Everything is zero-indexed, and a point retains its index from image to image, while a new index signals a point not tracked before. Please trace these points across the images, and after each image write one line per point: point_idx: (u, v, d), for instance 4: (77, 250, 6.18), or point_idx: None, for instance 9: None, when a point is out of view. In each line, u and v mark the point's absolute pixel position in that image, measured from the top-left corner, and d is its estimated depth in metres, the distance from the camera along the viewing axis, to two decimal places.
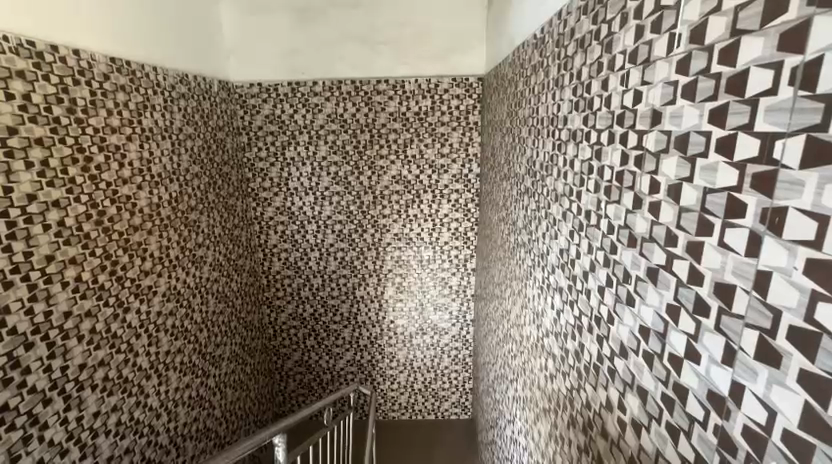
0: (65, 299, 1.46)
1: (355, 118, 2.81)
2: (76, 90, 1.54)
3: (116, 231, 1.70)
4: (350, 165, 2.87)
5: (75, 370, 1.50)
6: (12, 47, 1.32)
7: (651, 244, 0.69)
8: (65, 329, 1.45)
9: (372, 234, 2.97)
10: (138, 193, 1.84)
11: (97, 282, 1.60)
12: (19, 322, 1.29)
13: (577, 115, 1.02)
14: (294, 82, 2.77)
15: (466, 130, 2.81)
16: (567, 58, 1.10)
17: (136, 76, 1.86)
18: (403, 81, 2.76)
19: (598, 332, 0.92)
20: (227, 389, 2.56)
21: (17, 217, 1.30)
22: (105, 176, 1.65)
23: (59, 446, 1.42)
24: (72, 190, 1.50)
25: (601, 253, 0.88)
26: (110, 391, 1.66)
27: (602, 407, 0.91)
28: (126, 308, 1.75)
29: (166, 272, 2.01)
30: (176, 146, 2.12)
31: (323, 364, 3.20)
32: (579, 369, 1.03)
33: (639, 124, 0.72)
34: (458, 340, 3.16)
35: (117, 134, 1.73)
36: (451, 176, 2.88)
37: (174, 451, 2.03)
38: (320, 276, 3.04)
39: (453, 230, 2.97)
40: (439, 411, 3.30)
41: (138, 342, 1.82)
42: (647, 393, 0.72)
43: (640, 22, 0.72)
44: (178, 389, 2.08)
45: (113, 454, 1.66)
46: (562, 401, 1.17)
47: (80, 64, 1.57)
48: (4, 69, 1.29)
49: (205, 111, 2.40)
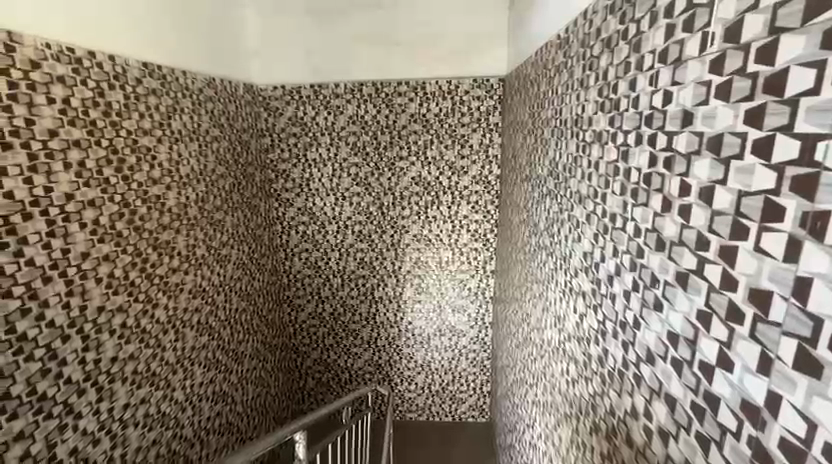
0: (98, 294, 1.52)
1: (376, 119, 2.83)
2: (111, 94, 1.60)
3: (146, 230, 1.76)
4: (370, 166, 2.89)
5: (108, 364, 1.56)
6: (53, 54, 1.40)
7: (680, 247, 0.67)
8: (98, 323, 1.52)
9: (391, 235, 2.99)
10: (167, 193, 1.89)
11: (128, 279, 1.66)
12: (56, 315, 1.36)
13: (603, 115, 1.00)
14: (316, 84, 2.81)
15: (487, 131, 2.80)
16: (593, 58, 1.08)
17: (166, 80, 1.93)
18: (423, 83, 2.76)
19: (623, 337, 0.90)
20: (249, 386, 2.61)
21: (56, 216, 1.37)
22: (137, 176, 1.72)
23: (91, 435, 1.49)
24: (106, 190, 1.56)
25: (628, 256, 0.87)
26: (139, 384, 1.72)
27: (627, 414, 0.89)
28: (155, 304, 1.81)
29: (192, 270, 2.06)
30: (203, 148, 2.18)
31: (342, 363, 3.22)
32: (603, 374, 1.01)
33: (669, 125, 0.70)
34: (476, 342, 3.14)
35: (148, 135, 1.79)
36: (471, 178, 2.87)
37: (199, 444, 2.09)
38: (339, 276, 3.07)
39: (473, 232, 2.96)
40: (456, 413, 3.27)
41: (165, 337, 1.88)
42: (676, 401, 0.70)
43: (671, 21, 0.70)
44: (203, 385, 2.14)
45: (141, 445, 1.72)
46: (585, 407, 1.15)
47: (115, 69, 1.64)
48: (46, 75, 1.37)
49: (231, 113, 2.47)
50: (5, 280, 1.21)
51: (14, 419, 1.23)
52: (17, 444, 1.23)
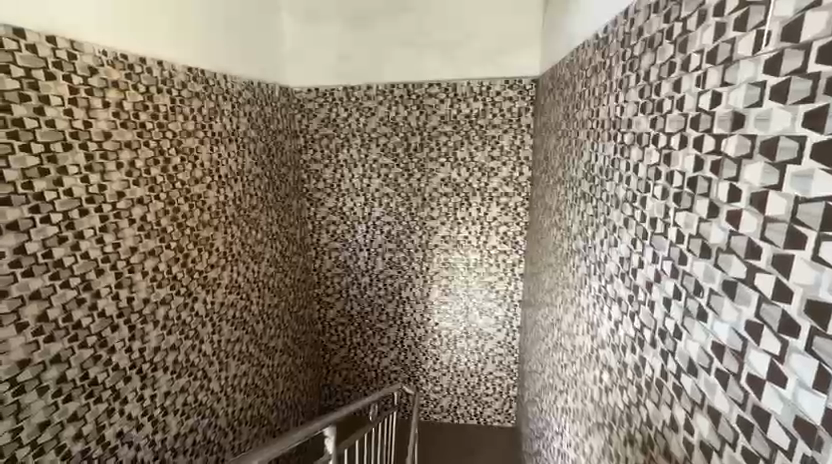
0: (144, 287, 1.62)
1: (406, 121, 2.86)
2: (159, 97, 1.69)
3: (188, 227, 1.85)
4: (400, 167, 2.91)
5: (151, 353, 1.65)
6: (109, 60, 1.49)
7: (728, 255, 0.65)
8: (143, 314, 1.61)
9: (420, 236, 3.00)
10: (207, 192, 1.98)
11: (171, 273, 1.75)
12: (107, 306, 1.45)
13: (644, 117, 0.97)
14: (349, 86, 2.87)
15: (518, 132, 2.78)
16: (634, 58, 1.05)
17: (209, 84, 2.02)
18: (454, 84, 2.77)
19: (662, 346, 0.87)
20: (279, 379, 2.68)
21: (108, 212, 1.46)
22: (181, 176, 1.81)
23: (136, 420, 1.58)
24: (153, 189, 1.66)
25: (669, 262, 0.84)
26: (178, 373, 1.80)
27: (665, 426, 0.86)
28: (194, 297, 1.90)
29: (229, 266, 2.15)
30: (241, 149, 2.26)
31: (368, 362, 3.26)
32: (639, 384, 0.98)
33: (717, 127, 0.68)
34: (503, 346, 3.11)
35: (191, 137, 1.88)
36: (501, 179, 2.85)
37: (232, 433, 2.17)
38: (367, 275, 3.11)
39: (502, 234, 2.93)
40: (481, 417, 3.24)
41: (203, 330, 1.96)
42: (720, 415, 0.67)
43: (721, 20, 0.68)
44: (236, 377, 2.22)
45: (180, 431, 1.81)
46: (618, 416, 1.12)
47: (163, 73, 1.73)
48: (103, 80, 1.46)
49: (267, 115, 2.55)
50: (63, 271, 1.30)
51: (69, 401, 1.32)
52: (71, 425, 1.32)
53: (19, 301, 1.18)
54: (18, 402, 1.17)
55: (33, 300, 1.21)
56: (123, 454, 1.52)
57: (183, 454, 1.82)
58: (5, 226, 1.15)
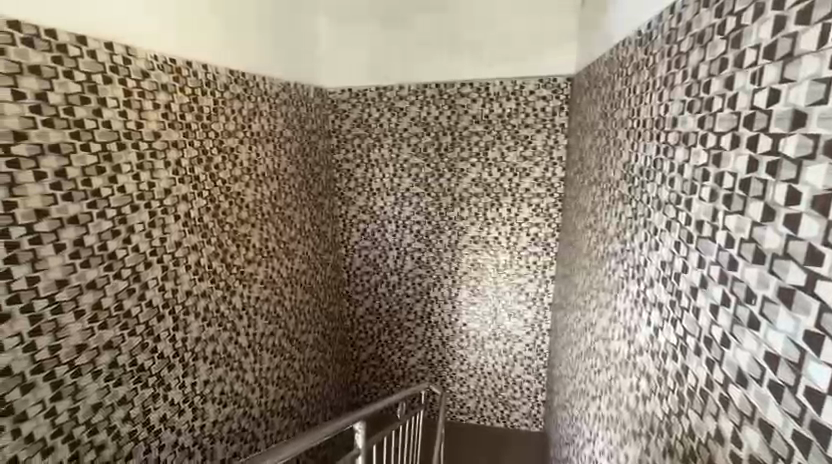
0: (187, 280, 1.70)
1: (438, 121, 2.86)
2: (203, 99, 1.78)
3: (227, 223, 1.93)
4: (431, 167, 2.92)
5: (192, 342, 1.73)
6: (159, 64, 1.58)
7: (785, 260, 0.61)
8: (186, 305, 1.69)
9: (449, 236, 2.99)
10: (246, 190, 2.06)
11: (211, 267, 1.83)
12: (154, 296, 1.54)
13: (691, 116, 0.94)
14: (382, 86, 2.90)
15: (552, 132, 2.74)
16: (681, 55, 1.01)
17: (249, 86, 2.09)
18: (487, 83, 2.75)
19: (707, 354, 0.84)
20: (309, 373, 2.74)
21: (156, 208, 1.54)
22: (222, 174, 1.89)
23: (178, 406, 1.66)
24: (196, 186, 1.74)
25: (717, 267, 0.80)
26: (216, 363, 1.88)
27: (710, 439, 0.82)
28: (232, 291, 1.98)
29: (264, 261, 2.22)
30: (277, 149, 2.33)
31: (395, 360, 3.28)
32: (682, 394, 0.95)
33: (774, 127, 0.65)
34: (532, 349, 3.06)
35: (232, 137, 1.96)
36: (533, 180, 2.81)
37: (264, 424, 2.24)
38: (396, 274, 3.13)
39: (533, 235, 2.89)
40: (508, 420, 3.20)
41: (240, 323, 2.04)
42: (773, 429, 0.64)
43: (782, 13, 0.64)
44: (269, 369, 2.28)
45: (217, 419, 1.89)
46: (657, 426, 1.08)
47: (207, 76, 1.81)
48: (153, 83, 1.54)
49: (302, 116, 2.62)
50: (116, 263, 1.39)
51: (119, 384, 1.40)
52: (120, 407, 1.41)
53: (78, 290, 1.26)
54: (75, 384, 1.26)
55: (89, 289, 1.30)
56: (165, 438, 1.60)
57: (220, 441, 1.90)
58: (66, 220, 1.24)
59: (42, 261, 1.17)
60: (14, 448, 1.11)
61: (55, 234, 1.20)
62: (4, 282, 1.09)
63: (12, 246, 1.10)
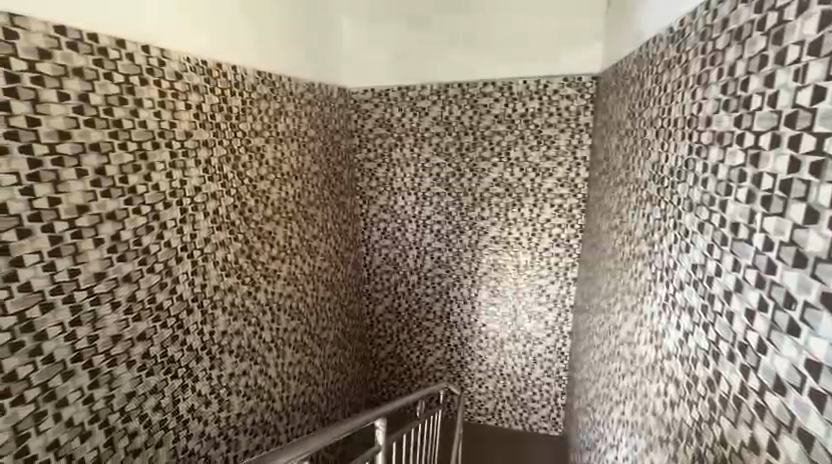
0: (215, 275, 1.75)
1: (460, 120, 2.85)
2: (232, 99, 1.82)
3: (253, 221, 1.97)
4: (452, 167, 2.92)
5: (219, 336, 1.78)
6: (192, 66, 1.63)
7: (828, 265, 0.59)
8: (213, 300, 1.74)
9: (470, 236, 2.99)
10: (271, 188, 2.10)
11: (238, 263, 1.88)
12: (184, 290, 1.59)
13: (727, 115, 0.91)
14: (404, 86, 2.91)
15: (576, 132, 2.70)
16: (716, 52, 0.98)
17: (275, 86, 2.14)
18: (510, 83, 2.74)
19: (742, 360, 0.81)
20: (329, 370, 2.78)
21: (187, 205, 1.60)
22: (249, 173, 1.93)
23: (205, 397, 1.71)
24: (224, 184, 1.79)
25: (753, 271, 0.78)
26: (242, 357, 1.93)
27: (743, 447, 0.80)
28: (257, 286, 2.02)
29: (288, 258, 2.26)
30: (301, 148, 2.37)
31: (414, 358, 3.29)
32: (713, 400, 0.92)
33: (818, 126, 0.62)
34: (553, 352, 3.02)
35: (258, 136, 2.01)
36: (556, 180, 2.78)
37: (286, 418, 2.29)
38: (416, 273, 3.14)
39: (555, 236, 2.85)
40: (527, 423, 3.17)
41: (264, 318, 2.08)
42: (814, 439, 0.61)
43: (828, 8, 0.62)
44: (291, 364, 2.33)
45: (241, 411, 1.94)
46: (686, 432, 1.05)
47: (236, 77, 1.86)
48: (186, 84, 1.59)
49: (325, 115, 2.65)
50: (149, 258, 1.44)
51: (151, 375, 1.46)
52: (152, 396, 1.47)
53: (114, 283, 1.32)
54: (110, 373, 1.32)
55: (125, 282, 1.36)
56: (193, 427, 1.65)
57: (244, 433, 1.95)
58: (105, 216, 1.29)
59: (82, 255, 1.23)
60: (55, 432, 1.17)
61: (95, 229, 1.26)
62: (48, 274, 1.15)
63: (56, 240, 1.16)
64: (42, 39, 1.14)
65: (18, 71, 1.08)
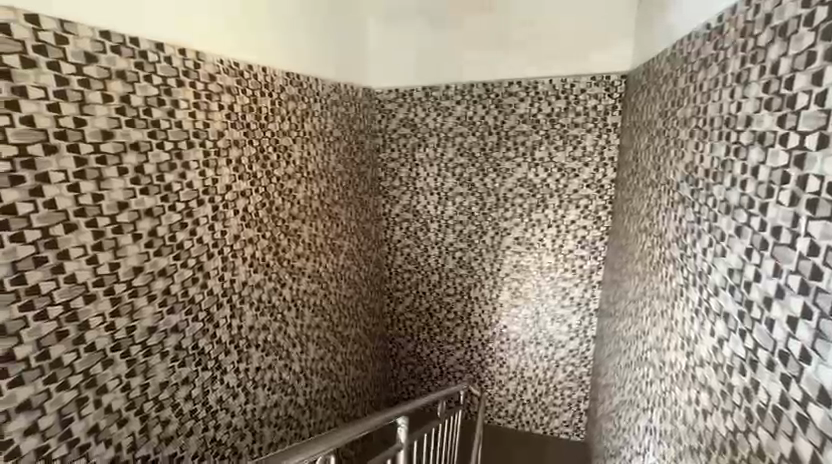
0: (244, 271, 1.80)
1: (484, 120, 2.84)
2: (262, 100, 1.87)
3: (280, 218, 2.02)
4: (476, 167, 2.90)
5: (246, 331, 1.83)
6: (224, 68, 1.68)
7: None
8: (242, 295, 1.80)
9: (492, 236, 2.97)
10: (297, 187, 2.14)
11: (265, 260, 1.93)
12: (214, 285, 1.64)
13: (769, 114, 0.88)
14: (428, 86, 2.91)
15: (603, 132, 2.65)
16: (757, 49, 0.95)
17: (303, 87, 2.18)
18: (536, 82, 2.71)
19: (783, 370, 0.78)
20: (350, 367, 2.81)
21: (218, 203, 1.65)
22: (277, 172, 1.98)
23: (232, 389, 1.77)
24: (253, 183, 1.83)
25: (797, 277, 0.75)
26: (267, 351, 1.98)
27: (783, 459, 0.77)
28: (283, 283, 2.07)
29: (312, 256, 2.30)
30: (327, 148, 2.41)
31: (434, 358, 3.29)
32: (751, 411, 0.89)
33: None
34: (576, 355, 2.97)
35: (286, 136, 2.05)
36: (581, 181, 2.73)
37: (308, 412, 2.33)
38: (437, 272, 3.14)
39: (579, 238, 2.80)
40: (548, 427, 3.12)
41: (289, 314, 2.13)
42: None
43: None
44: (315, 360, 2.37)
45: (266, 404, 1.98)
46: (720, 442, 1.02)
47: (266, 78, 1.91)
48: (219, 85, 1.64)
49: (350, 115, 2.68)
50: (183, 253, 1.50)
51: (183, 366, 1.51)
52: (184, 386, 1.52)
53: (150, 276, 1.38)
54: (146, 362, 1.37)
55: (160, 276, 1.41)
56: (221, 418, 1.71)
57: (268, 425, 2.00)
58: (142, 212, 1.35)
59: (122, 249, 1.29)
60: (96, 417, 1.23)
61: (134, 224, 1.32)
62: (91, 267, 1.20)
63: (98, 234, 1.22)
64: (89, 44, 1.20)
65: (67, 74, 1.14)
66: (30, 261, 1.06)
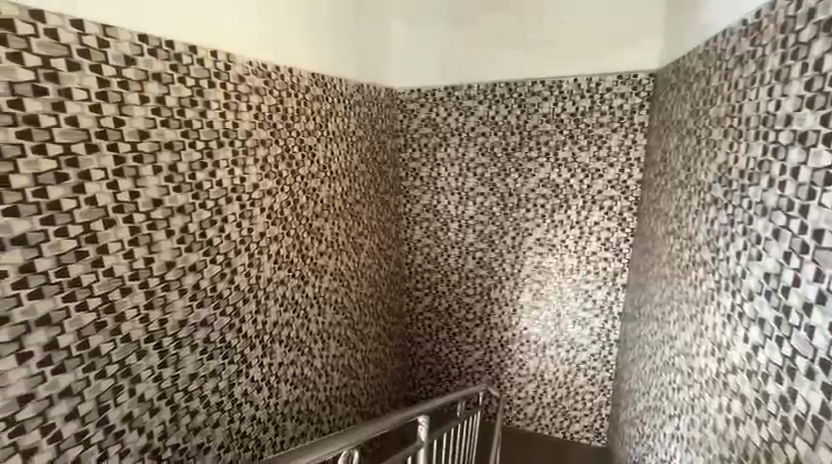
0: (269, 268, 1.84)
1: (506, 120, 2.82)
2: (288, 101, 1.91)
3: (304, 217, 2.05)
4: (497, 167, 2.88)
5: (271, 326, 1.87)
6: (253, 69, 1.72)
7: None
8: (267, 291, 1.84)
9: (513, 237, 2.94)
10: (321, 186, 2.17)
11: (289, 257, 1.97)
12: (241, 281, 1.69)
13: (811, 113, 0.85)
14: (451, 86, 2.91)
15: (630, 132, 2.60)
16: (799, 45, 0.92)
17: (327, 87, 2.21)
18: (560, 81, 2.67)
19: (825, 379, 0.75)
20: (369, 365, 2.83)
21: (246, 201, 1.69)
22: (301, 171, 2.02)
23: (257, 383, 1.81)
24: (279, 181, 1.87)
25: None
26: (290, 347, 2.02)
27: None
28: (306, 280, 2.10)
29: (334, 254, 2.34)
30: (350, 147, 2.44)
31: (453, 358, 3.28)
32: (788, 420, 0.86)
33: None
34: (598, 359, 2.92)
35: (311, 136, 2.08)
36: (606, 182, 2.68)
37: (328, 409, 2.36)
38: (457, 272, 3.14)
39: (603, 240, 2.75)
40: (568, 431, 3.08)
41: (311, 310, 2.16)
42: None
43: None
44: (335, 357, 2.40)
45: (289, 398, 2.02)
46: (754, 452, 0.98)
47: (292, 79, 1.95)
48: (248, 86, 1.68)
49: (373, 115, 2.70)
50: (212, 249, 1.54)
51: (211, 358, 1.56)
52: (211, 379, 1.57)
53: (182, 271, 1.43)
54: (177, 354, 1.42)
55: (191, 272, 1.46)
56: (245, 411, 1.75)
57: (290, 419, 2.04)
58: (175, 209, 1.40)
59: (156, 244, 1.34)
60: (130, 405, 1.28)
61: (167, 221, 1.37)
62: (128, 261, 1.26)
63: (134, 230, 1.27)
64: (128, 47, 1.25)
65: (108, 76, 1.19)
66: (73, 254, 1.12)
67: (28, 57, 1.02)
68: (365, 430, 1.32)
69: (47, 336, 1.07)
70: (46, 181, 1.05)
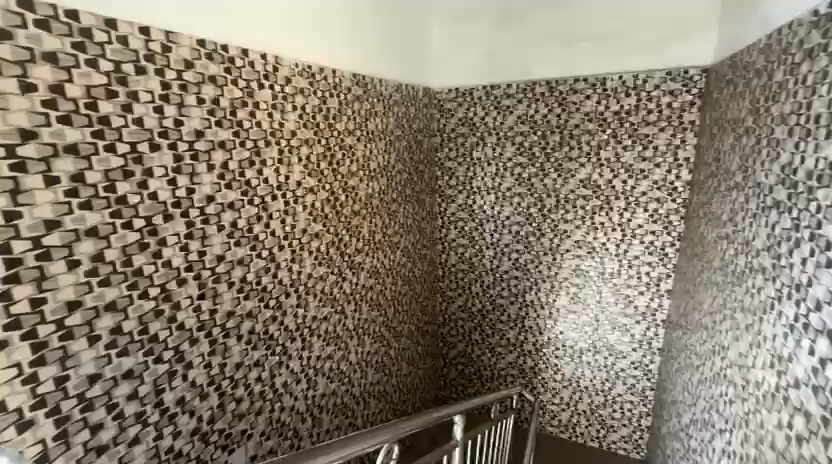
0: (309, 264, 1.90)
1: (546, 119, 2.76)
2: (331, 101, 1.96)
3: (343, 214, 2.10)
4: (536, 167, 2.83)
5: (310, 320, 1.93)
6: (299, 71, 1.78)
7: None
8: (307, 286, 1.89)
9: (551, 239, 2.88)
10: (360, 184, 2.22)
11: (328, 254, 2.02)
12: (283, 276, 1.75)
13: None
14: (489, 85, 2.88)
15: (678, 131, 2.48)
16: None
17: (368, 87, 2.25)
18: (604, 78, 2.59)
19: None
20: (402, 362, 2.86)
21: (289, 198, 1.75)
22: (342, 169, 2.07)
23: (296, 374, 1.87)
24: (320, 180, 1.93)
25: None
26: (328, 341, 2.07)
27: None
28: (344, 276, 2.15)
29: (371, 251, 2.37)
30: (388, 147, 2.47)
31: (485, 360, 3.26)
32: None
33: None
34: (639, 368, 2.81)
35: (351, 135, 2.13)
36: (651, 183, 2.57)
37: (362, 404, 2.40)
38: (492, 273, 3.11)
39: (647, 244, 2.65)
40: (604, 440, 2.98)
41: (348, 306, 2.21)
42: None
43: None
44: (370, 353, 2.44)
45: (325, 391, 2.08)
46: None
47: (336, 79, 2.00)
48: (294, 87, 1.74)
49: (411, 115, 2.72)
50: (258, 244, 1.61)
51: (255, 349, 1.63)
52: (255, 368, 1.64)
53: (230, 264, 1.50)
54: (225, 343, 1.50)
55: (238, 265, 1.53)
56: (285, 401, 1.81)
57: (326, 412, 2.09)
58: (226, 205, 1.47)
59: (208, 238, 1.41)
60: (183, 389, 1.36)
61: (218, 216, 1.44)
62: (183, 253, 1.33)
63: (190, 224, 1.34)
64: (188, 51, 1.33)
65: (170, 79, 1.27)
66: (137, 246, 1.20)
67: (103, 62, 1.10)
68: (405, 424, 1.34)
69: (113, 321, 1.15)
70: (115, 177, 1.13)
